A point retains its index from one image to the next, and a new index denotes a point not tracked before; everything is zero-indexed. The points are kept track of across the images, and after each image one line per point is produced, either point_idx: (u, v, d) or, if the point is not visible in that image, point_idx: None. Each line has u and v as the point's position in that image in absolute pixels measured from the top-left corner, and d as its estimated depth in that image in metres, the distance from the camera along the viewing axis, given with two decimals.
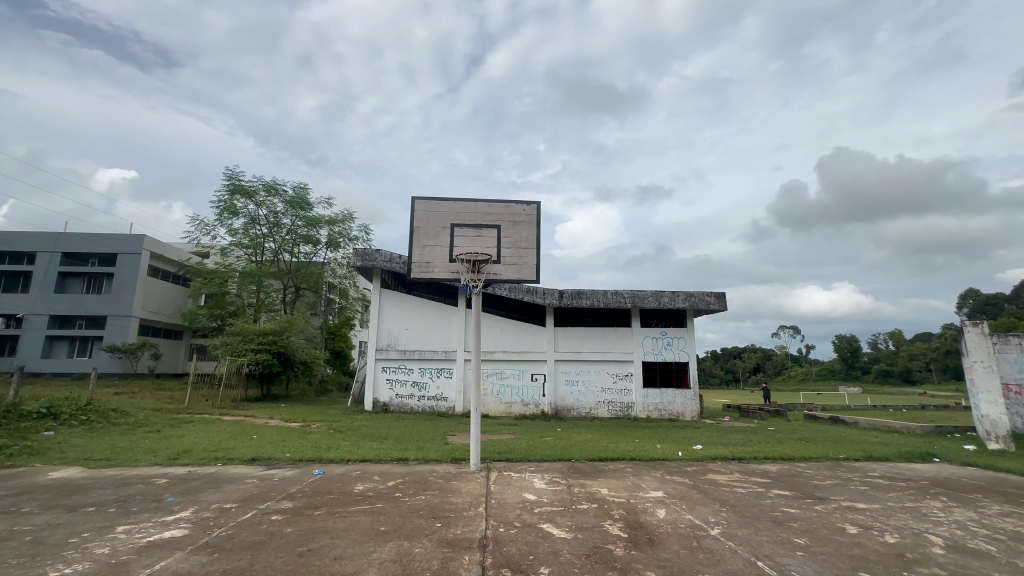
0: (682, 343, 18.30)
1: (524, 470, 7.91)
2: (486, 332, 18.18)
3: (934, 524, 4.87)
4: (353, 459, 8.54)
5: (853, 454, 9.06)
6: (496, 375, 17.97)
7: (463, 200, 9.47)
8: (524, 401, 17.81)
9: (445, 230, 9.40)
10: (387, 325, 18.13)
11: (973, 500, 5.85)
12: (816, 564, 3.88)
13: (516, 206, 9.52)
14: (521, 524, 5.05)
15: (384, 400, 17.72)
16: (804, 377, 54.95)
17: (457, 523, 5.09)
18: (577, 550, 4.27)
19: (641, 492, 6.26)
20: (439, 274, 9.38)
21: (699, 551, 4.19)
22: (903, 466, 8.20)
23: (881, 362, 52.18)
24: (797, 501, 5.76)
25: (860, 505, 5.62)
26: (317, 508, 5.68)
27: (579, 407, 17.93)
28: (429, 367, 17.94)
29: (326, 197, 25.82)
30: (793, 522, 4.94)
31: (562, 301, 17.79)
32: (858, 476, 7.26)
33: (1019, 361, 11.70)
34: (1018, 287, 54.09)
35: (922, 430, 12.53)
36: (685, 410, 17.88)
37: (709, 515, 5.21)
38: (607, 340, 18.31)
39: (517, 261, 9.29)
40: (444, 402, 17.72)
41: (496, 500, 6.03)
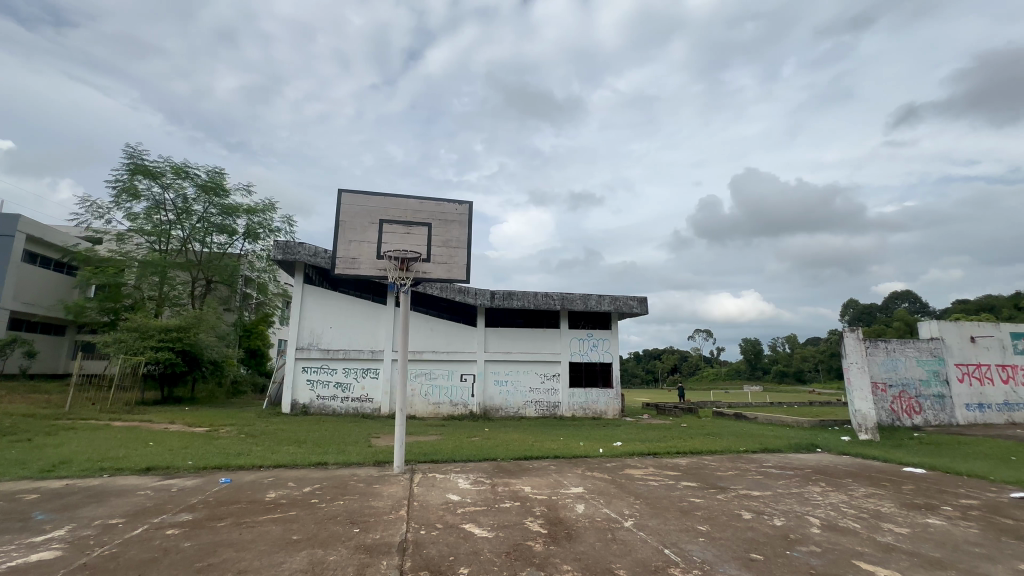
0: (606, 344, 19.09)
1: (449, 470, 7.86)
2: (416, 332, 17.81)
3: (813, 507, 5.49)
4: (266, 465, 7.98)
5: (752, 447, 9.99)
6: (425, 375, 17.70)
7: (394, 196, 9.22)
8: (452, 401, 17.69)
9: (374, 226, 9.10)
10: (309, 323, 17.21)
11: (846, 484, 6.67)
12: (715, 548, 4.21)
13: (448, 205, 9.43)
14: (443, 525, 5.01)
15: (304, 402, 16.83)
16: (715, 377, 59.61)
17: (376, 528, 4.93)
18: (498, 548, 4.32)
19: (563, 488, 6.46)
20: (366, 271, 9.06)
21: (613, 543, 4.39)
22: (792, 456, 9.16)
23: (779, 363, 57.95)
24: (702, 491, 6.24)
25: (754, 492, 6.21)
26: (221, 519, 5.25)
27: (507, 407, 18.11)
28: (354, 367, 17.24)
29: (245, 184, 23.91)
30: (697, 511, 5.34)
31: (493, 301, 17.85)
32: (754, 466, 8.01)
33: (883, 363, 13.54)
34: (888, 299, 62.36)
35: (809, 424, 14.07)
36: (607, 409, 18.62)
37: (624, 508, 5.49)
38: (536, 341, 18.66)
39: (447, 260, 9.19)
40: (369, 403, 17.12)
41: (418, 502, 5.91)
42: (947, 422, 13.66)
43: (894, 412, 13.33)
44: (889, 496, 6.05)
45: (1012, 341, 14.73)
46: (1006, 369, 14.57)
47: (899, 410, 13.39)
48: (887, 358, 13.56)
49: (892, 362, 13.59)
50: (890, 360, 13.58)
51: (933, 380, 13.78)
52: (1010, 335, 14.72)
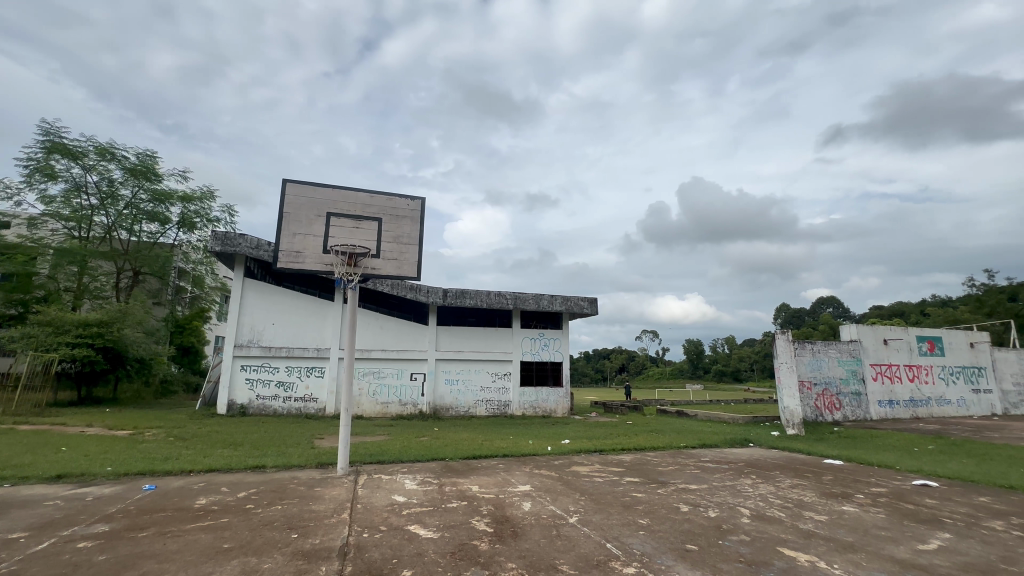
0: (557, 344, 19.40)
1: (395, 471, 7.69)
2: (364, 329, 17.31)
3: (744, 498, 5.83)
4: (196, 470, 7.48)
5: (691, 442, 10.50)
6: (373, 374, 17.25)
7: (343, 189, 8.92)
8: (402, 401, 17.35)
9: (320, 219, 8.76)
10: (249, 319, 16.30)
11: (773, 476, 7.16)
12: (654, 540, 4.38)
13: (400, 200, 9.25)
14: (387, 528, 4.90)
15: (242, 402, 15.94)
16: (660, 375, 62.14)
17: (315, 533, 4.73)
18: (443, 549, 4.27)
19: (511, 486, 6.51)
20: (311, 265, 8.70)
21: (558, 539, 4.46)
22: (726, 451, 9.69)
23: (718, 363, 61.25)
24: (644, 486, 6.48)
25: (692, 486, 6.52)
26: (143, 530, 4.86)
27: (457, 406, 18.00)
28: (297, 365, 16.52)
29: (181, 170, 22.28)
30: (638, 505, 5.53)
31: (445, 300, 17.67)
32: (693, 461, 8.41)
33: (809, 362, 14.60)
34: (815, 304, 67.46)
35: (744, 421, 14.94)
36: (557, 408, 18.90)
37: (569, 505, 5.59)
38: (488, 340, 18.66)
39: (398, 257, 8.99)
40: (314, 403, 16.47)
41: (361, 505, 5.75)
42: (862, 417, 14.93)
43: (817, 408, 14.40)
44: (811, 486, 6.53)
45: (918, 343, 16.33)
46: (912, 369, 16.13)
47: (822, 406, 14.48)
48: (813, 358, 14.64)
49: (817, 362, 14.68)
50: (816, 360, 14.66)
51: (851, 379, 15.02)
52: (917, 337, 16.31)
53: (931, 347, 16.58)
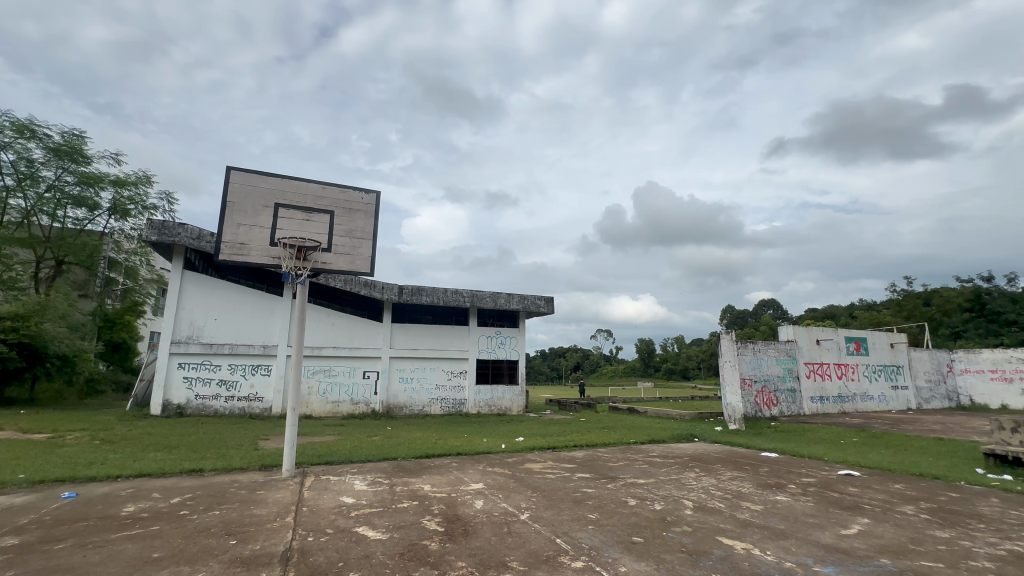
0: (514, 342, 19.49)
1: (344, 472, 7.48)
2: (315, 326, 16.69)
3: (688, 491, 6.10)
4: (125, 476, 6.95)
5: (641, 438, 10.85)
6: (324, 372, 16.67)
7: (292, 179, 8.57)
8: (354, 400, 16.89)
9: (267, 210, 8.37)
10: (189, 314, 15.34)
11: (716, 469, 7.52)
12: (602, 534, 4.49)
13: (354, 193, 9.01)
14: (334, 530, 4.75)
15: (179, 402, 14.99)
16: (613, 373, 63.95)
17: (256, 539, 4.51)
18: (391, 550, 4.19)
19: (463, 485, 6.49)
20: (257, 258, 8.29)
21: (509, 536, 4.49)
22: (673, 446, 10.09)
23: (668, 361, 63.70)
24: (595, 481, 6.63)
25: (640, 480, 6.75)
26: (60, 541, 4.47)
27: (411, 405, 17.74)
28: (242, 363, 15.72)
29: (113, 152, 20.65)
30: (588, 501, 5.65)
31: (401, 296, 17.35)
32: (642, 456, 8.69)
33: (750, 361, 15.42)
34: (757, 305, 71.54)
35: (690, 417, 15.60)
36: (512, 405, 18.99)
37: (521, 502, 5.62)
38: (444, 338, 18.49)
39: (350, 251, 8.72)
40: (259, 402, 15.73)
41: (307, 507, 5.55)
42: (796, 412, 15.95)
43: (757, 404, 15.24)
44: (748, 478, 6.92)
45: (846, 343, 17.63)
46: (840, 367, 17.40)
47: (761, 403, 15.34)
48: (754, 357, 15.48)
49: (757, 361, 15.54)
50: (756, 359, 15.51)
51: (787, 377, 16.01)
52: (845, 338, 17.60)
53: (856, 346, 17.94)
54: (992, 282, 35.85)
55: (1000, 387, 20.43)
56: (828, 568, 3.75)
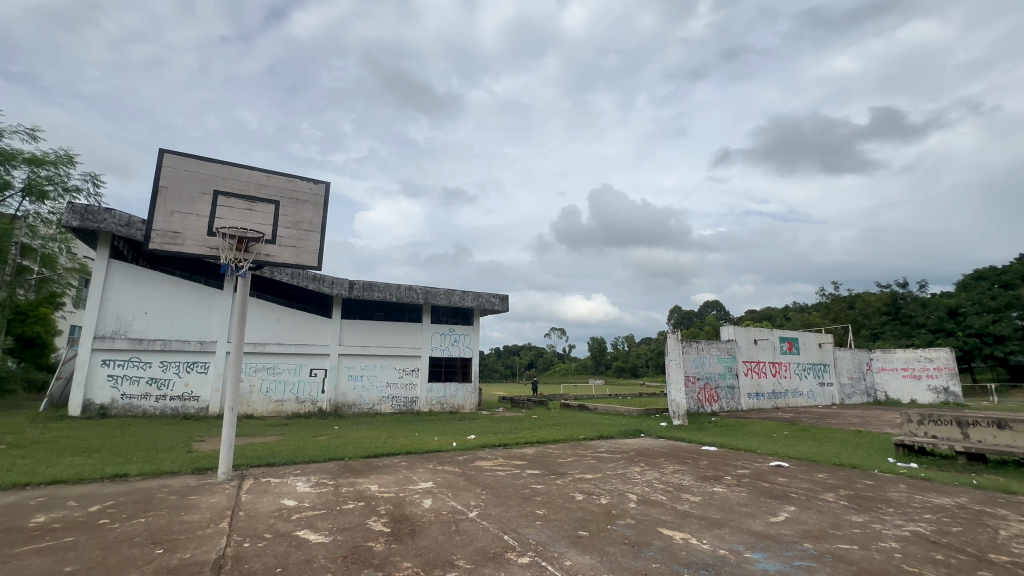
0: (467, 339, 19.40)
1: (286, 473, 7.17)
2: (258, 322, 15.88)
3: (632, 485, 6.30)
4: (35, 484, 6.33)
5: (590, 434, 11.10)
6: (267, 369, 15.90)
7: (234, 165, 8.11)
8: (299, 398, 16.23)
9: (206, 197, 7.87)
10: (115, 306, 14.17)
11: (660, 463, 7.83)
12: (549, 529, 4.56)
13: (301, 182, 8.65)
14: (273, 535, 4.54)
15: (102, 402, 13.82)
16: (565, 372, 65.31)
17: (185, 547, 4.23)
18: (334, 553, 4.06)
19: (412, 484, 6.38)
20: (192, 249, 7.77)
21: (456, 534, 4.46)
22: (620, 441, 10.42)
23: (618, 358, 65.79)
24: (544, 478, 6.72)
25: (587, 475, 6.91)
26: None
27: (361, 403, 17.28)
28: (175, 360, 14.71)
29: (29, 127, 18.75)
30: (537, 497, 5.72)
31: (351, 292, 16.84)
32: (590, 452, 8.89)
33: (694, 359, 16.16)
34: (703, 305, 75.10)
35: (638, 413, 16.13)
36: (464, 403, 18.90)
37: (470, 500, 5.60)
38: (396, 335, 18.13)
39: (296, 243, 8.38)
40: (194, 402, 14.79)
41: (245, 511, 5.28)
42: (735, 408, 16.86)
43: (699, 400, 15.97)
44: (689, 471, 7.25)
45: (780, 343, 18.84)
46: (775, 365, 18.57)
47: (703, 399, 16.09)
48: (697, 356, 16.22)
49: (700, 359, 16.29)
50: (699, 357, 16.27)
51: (727, 374, 16.89)
52: (779, 338, 18.81)
53: (789, 346, 19.20)
54: (906, 287, 39.45)
55: (910, 383, 22.59)
56: (757, 553, 4.00)
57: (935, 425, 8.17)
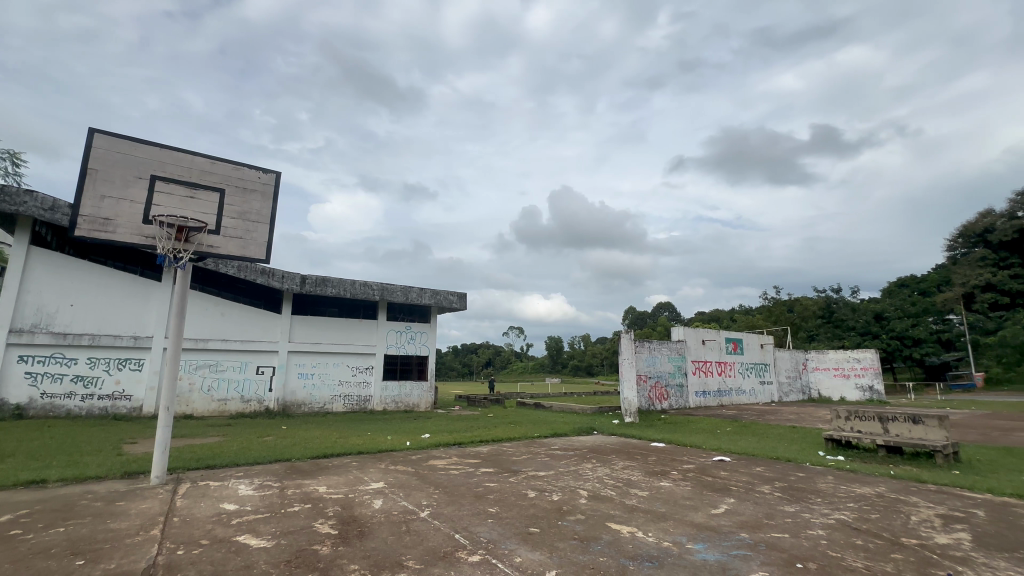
0: (424, 337, 19.15)
1: (227, 476, 6.82)
2: (200, 316, 14.99)
3: (583, 481, 6.44)
4: None
5: (545, 432, 11.23)
6: (209, 367, 15.05)
7: (174, 149, 7.63)
8: (244, 397, 15.48)
9: (141, 181, 7.35)
10: (35, 297, 12.99)
11: (610, 459, 8.04)
12: (500, 527, 4.58)
13: (249, 170, 8.26)
14: (210, 541, 4.31)
15: (17, 402, 12.59)
16: (522, 371, 65.85)
17: (110, 557, 3.93)
18: (276, 558, 3.90)
19: (362, 484, 6.24)
20: (125, 237, 7.22)
21: (407, 535, 4.40)
22: (574, 438, 10.62)
23: (575, 357, 66.98)
24: (497, 476, 6.74)
25: (541, 472, 6.99)
26: None
27: (311, 401, 16.70)
28: (105, 356, 13.67)
29: None
30: (490, 494, 5.74)
31: (303, 286, 16.23)
32: (544, 449, 9.02)
33: (646, 358, 16.69)
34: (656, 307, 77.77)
35: (592, 411, 16.47)
36: (420, 402, 18.65)
37: (422, 500, 5.53)
38: (350, 332, 17.65)
39: (242, 235, 7.97)
40: (126, 401, 13.79)
41: (179, 517, 4.98)
42: (683, 405, 17.55)
43: (650, 398, 16.50)
44: (638, 466, 7.49)
45: (725, 343, 19.78)
46: (721, 365, 19.48)
47: (654, 397, 16.65)
48: (649, 355, 16.77)
49: (651, 358, 16.86)
50: (651, 357, 16.82)
51: (676, 373, 17.55)
52: (725, 339, 19.75)
53: (734, 346, 20.20)
54: (840, 293, 42.41)
55: (841, 382, 24.29)
56: (698, 545, 4.18)
57: (860, 420, 8.82)
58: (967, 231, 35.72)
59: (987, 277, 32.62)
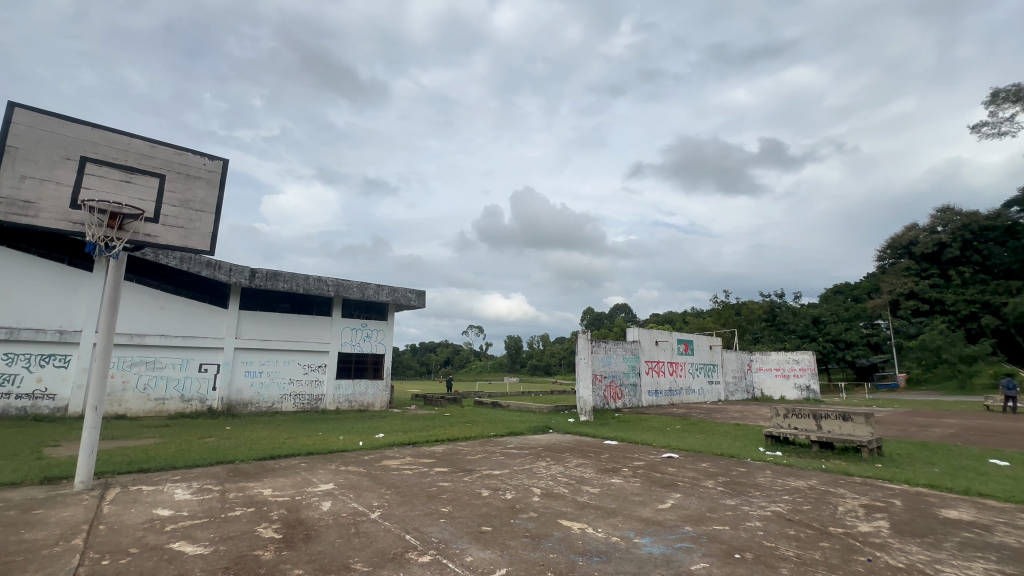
0: (380, 335, 18.75)
1: (162, 480, 6.40)
2: (136, 310, 14.02)
3: (537, 479, 6.51)
4: None
5: (501, 431, 11.27)
6: (146, 364, 14.12)
7: (108, 129, 7.12)
8: (185, 397, 14.62)
9: (69, 162, 6.78)
10: None
11: (564, 457, 8.17)
12: (452, 527, 4.55)
13: (192, 156, 7.80)
14: (139, 549, 4.04)
15: None
16: (481, 370, 65.80)
17: (22, 571, 3.60)
18: (213, 565, 3.70)
19: (310, 486, 6.03)
20: (49, 222, 6.63)
21: (355, 537, 4.29)
22: (529, 437, 10.71)
23: (533, 356, 67.66)
24: (451, 475, 6.68)
25: (496, 471, 7.00)
26: None
27: (258, 401, 15.98)
28: (24, 352, 12.56)
29: None
30: (443, 494, 5.68)
31: (252, 281, 15.48)
32: (500, 448, 9.03)
33: (602, 358, 17.07)
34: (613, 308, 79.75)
35: (548, 410, 16.66)
36: (374, 401, 18.24)
37: (373, 501, 5.42)
38: (302, 329, 17.03)
39: (184, 224, 7.52)
40: (48, 401, 12.70)
41: (106, 525, 4.64)
42: (636, 404, 18.06)
43: (605, 397, 16.90)
44: (591, 464, 7.65)
45: (677, 344, 20.55)
46: (672, 365, 20.19)
47: (609, 396, 17.04)
48: (605, 355, 17.17)
49: (607, 358, 17.27)
50: (607, 357, 17.22)
51: (631, 372, 18.05)
52: (677, 340, 20.51)
53: (685, 347, 21.01)
54: (783, 297, 44.96)
55: (780, 382, 25.74)
56: (644, 538, 4.32)
57: (797, 417, 9.36)
58: (895, 243, 38.70)
59: (910, 286, 35.35)
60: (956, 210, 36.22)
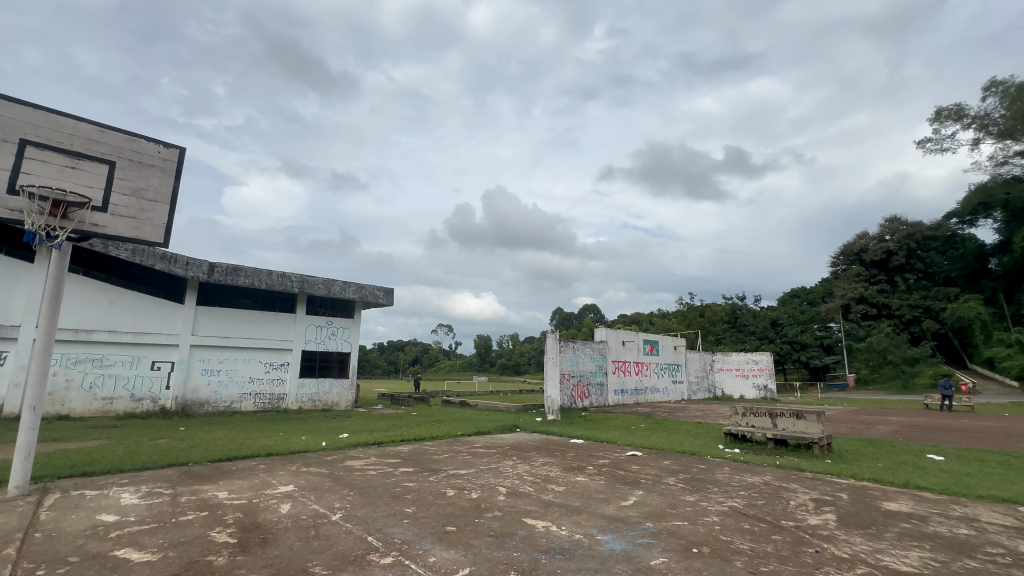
0: (346, 333, 18.34)
1: (108, 484, 6.06)
2: (82, 304, 13.24)
3: (503, 478, 6.51)
4: None
5: (468, 430, 11.21)
6: (93, 361, 13.36)
7: (52, 111, 6.68)
8: (136, 396, 13.90)
9: (7, 144, 6.30)
10: None
11: (531, 456, 8.20)
12: (416, 527, 4.49)
13: (146, 143, 7.42)
14: (79, 558, 3.80)
15: None
16: (450, 369, 65.36)
17: None
18: (161, 573, 3.53)
19: (269, 488, 5.84)
20: None
21: (315, 539, 4.18)
22: (496, 436, 10.71)
23: (503, 355, 67.74)
24: (416, 475, 6.61)
25: (462, 471, 6.94)
26: None
27: (216, 400, 15.36)
28: None
29: None
30: (408, 495, 5.61)
31: (210, 275, 14.86)
32: (467, 448, 8.98)
33: (570, 358, 17.25)
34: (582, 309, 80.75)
35: (516, 409, 16.68)
36: (339, 400, 17.84)
37: (334, 502, 5.29)
38: (264, 326, 16.47)
39: (136, 215, 7.14)
40: None
41: (43, 532, 4.36)
42: (602, 403, 18.35)
43: (573, 396, 17.09)
44: (557, 462, 7.71)
45: (643, 345, 21.00)
46: (638, 365, 20.61)
47: (576, 395, 17.24)
48: (573, 355, 17.38)
49: (575, 358, 17.47)
50: (574, 357, 17.42)
51: (598, 372, 18.32)
52: (642, 340, 20.96)
53: (650, 348, 21.49)
54: (744, 300, 46.61)
55: (740, 381, 26.66)
56: (607, 536, 4.38)
57: (754, 416, 9.72)
58: (847, 250, 40.77)
59: (860, 291, 37.36)
60: (902, 220, 38.48)
